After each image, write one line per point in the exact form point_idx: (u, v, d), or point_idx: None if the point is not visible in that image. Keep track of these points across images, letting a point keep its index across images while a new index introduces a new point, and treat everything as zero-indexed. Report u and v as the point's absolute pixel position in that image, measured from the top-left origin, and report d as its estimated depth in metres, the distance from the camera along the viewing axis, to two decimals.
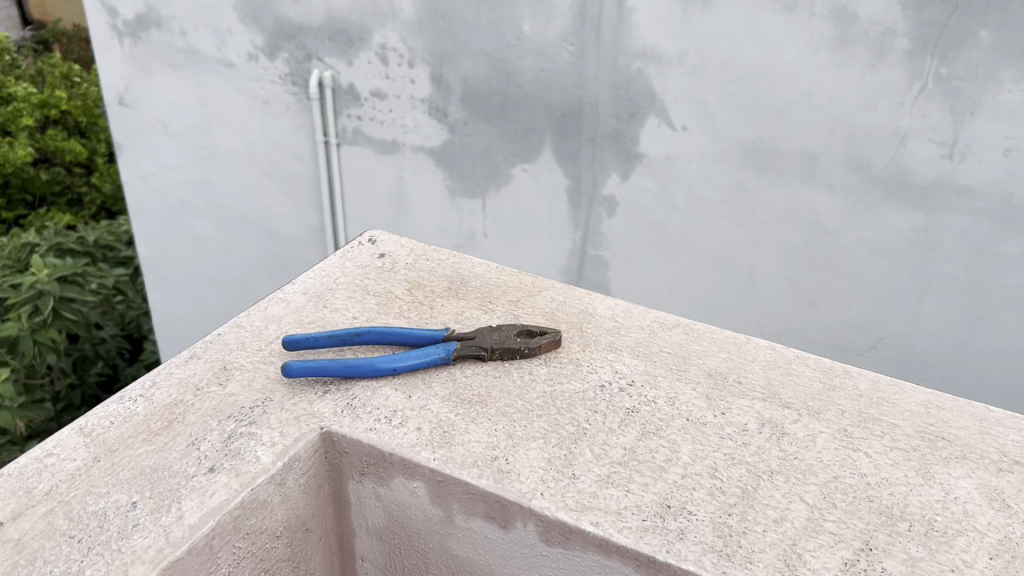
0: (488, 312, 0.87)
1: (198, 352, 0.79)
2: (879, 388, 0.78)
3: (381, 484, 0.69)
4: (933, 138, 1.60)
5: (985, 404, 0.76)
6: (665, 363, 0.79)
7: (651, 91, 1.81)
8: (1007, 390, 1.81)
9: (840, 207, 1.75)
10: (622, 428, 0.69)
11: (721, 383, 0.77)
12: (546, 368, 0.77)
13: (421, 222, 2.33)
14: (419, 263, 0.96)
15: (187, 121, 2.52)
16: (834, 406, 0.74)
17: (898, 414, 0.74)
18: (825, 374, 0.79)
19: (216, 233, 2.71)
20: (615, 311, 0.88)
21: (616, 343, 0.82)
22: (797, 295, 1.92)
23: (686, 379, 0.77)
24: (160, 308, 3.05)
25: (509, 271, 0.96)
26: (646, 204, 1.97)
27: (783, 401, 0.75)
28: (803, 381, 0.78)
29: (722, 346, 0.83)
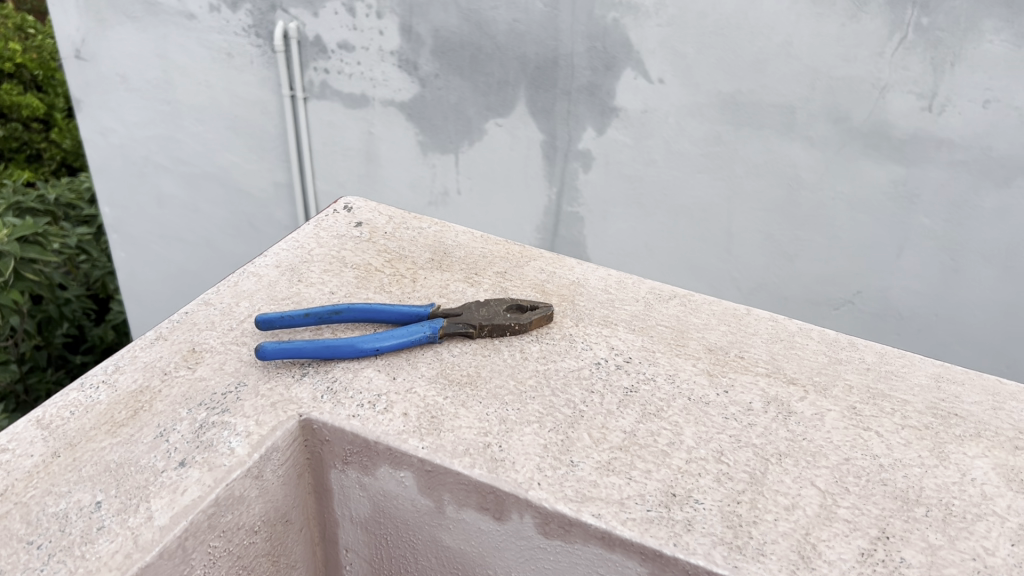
0: (476, 285, 0.84)
1: (169, 328, 0.76)
2: (886, 361, 0.77)
3: (365, 473, 0.66)
4: (913, 90, 1.58)
5: (996, 377, 0.75)
6: (663, 338, 0.78)
7: (627, 42, 1.77)
8: (985, 345, 1.82)
9: (819, 161, 1.73)
10: (621, 410, 0.67)
11: (722, 358, 0.75)
12: (538, 346, 0.75)
13: (393, 178, 2.29)
14: (399, 232, 0.93)
15: (147, 75, 2.43)
16: (842, 381, 0.73)
17: (908, 389, 0.73)
18: (830, 348, 0.78)
19: (180, 191, 2.63)
20: (607, 283, 0.86)
21: (611, 318, 0.80)
22: (774, 250, 1.91)
23: (686, 355, 0.75)
24: (124, 268, 2.98)
25: (493, 239, 0.94)
26: (623, 159, 1.94)
27: (788, 377, 0.73)
28: (807, 355, 0.76)
29: (721, 319, 0.81)
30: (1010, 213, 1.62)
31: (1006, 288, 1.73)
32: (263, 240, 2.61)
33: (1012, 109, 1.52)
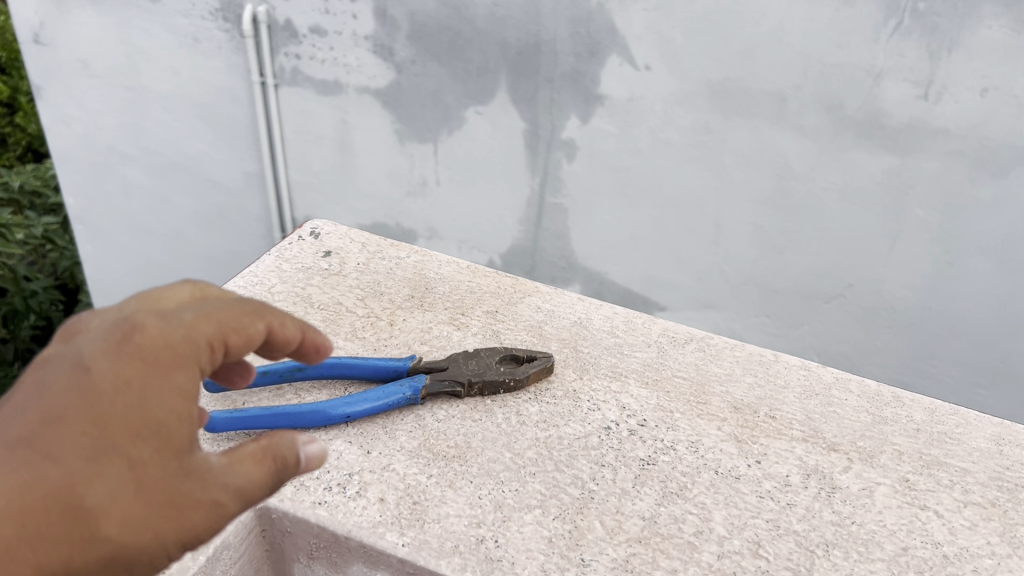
0: (464, 329, 1.00)
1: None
2: (938, 421, 0.92)
3: (330, 566, 0.78)
4: (909, 77, 1.53)
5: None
6: (683, 395, 0.93)
7: (612, 27, 1.70)
8: (979, 338, 1.78)
9: (810, 149, 1.68)
10: (639, 491, 0.79)
11: (754, 420, 0.89)
12: (537, 406, 0.88)
13: (369, 168, 2.23)
14: (376, 265, 1.10)
15: (110, 60, 2.33)
16: (888, 448, 0.87)
17: (963, 454, 0.88)
18: (872, 404, 0.94)
19: (148, 181, 2.54)
20: (615, 326, 1.03)
21: (621, 371, 0.95)
22: (763, 242, 1.86)
23: (709, 418, 0.89)
24: (92, 260, 2.87)
25: (472, 271, 1.12)
26: (607, 149, 1.89)
27: (832, 444, 0.87)
28: (848, 415, 0.92)
29: (746, 371, 0.97)
30: (1007, 204, 1.58)
31: (1002, 281, 1.69)
32: (235, 231, 2.53)
33: (1012, 98, 1.47)
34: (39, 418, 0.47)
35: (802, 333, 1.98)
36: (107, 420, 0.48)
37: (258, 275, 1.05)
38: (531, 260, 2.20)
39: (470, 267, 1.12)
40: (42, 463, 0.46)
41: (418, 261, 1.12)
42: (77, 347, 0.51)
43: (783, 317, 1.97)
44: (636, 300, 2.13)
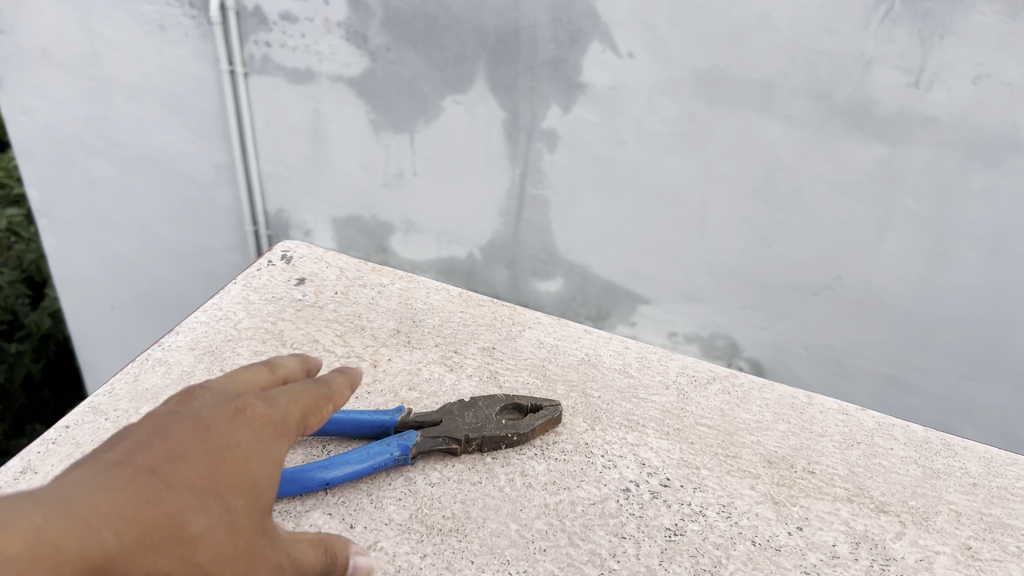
0: (454, 371, 1.34)
1: (96, 405, 1.18)
2: (964, 466, 1.28)
3: None
4: (900, 64, 1.52)
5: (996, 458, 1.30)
6: (713, 454, 1.23)
7: (594, 12, 1.67)
8: (968, 330, 1.81)
9: (799, 138, 1.68)
10: (675, 561, 1.05)
11: (787, 475, 1.21)
12: (544, 464, 1.18)
13: (343, 160, 2.17)
14: (360, 291, 1.54)
15: (71, 48, 2.25)
16: (910, 503, 1.18)
17: (957, 494, 1.21)
18: (912, 453, 1.29)
19: (113, 173, 2.46)
20: (628, 374, 1.39)
21: (631, 423, 1.28)
22: (751, 234, 1.88)
23: (742, 478, 1.19)
24: (58, 255, 2.79)
25: (446, 295, 1.55)
26: (590, 139, 1.87)
27: (874, 501, 1.18)
28: (884, 472, 1.24)
29: (778, 418, 1.33)
30: (997, 194, 1.60)
31: (993, 273, 1.71)
32: (206, 226, 2.46)
33: (1005, 86, 1.47)
34: (167, 455, 0.65)
35: (790, 326, 1.99)
36: (218, 474, 0.67)
37: (225, 309, 1.43)
38: (511, 253, 2.17)
39: (456, 297, 1.55)
40: (164, 488, 0.63)
41: (401, 290, 1.56)
42: (204, 406, 0.72)
43: (769, 310, 1.99)
44: (619, 292, 2.12)
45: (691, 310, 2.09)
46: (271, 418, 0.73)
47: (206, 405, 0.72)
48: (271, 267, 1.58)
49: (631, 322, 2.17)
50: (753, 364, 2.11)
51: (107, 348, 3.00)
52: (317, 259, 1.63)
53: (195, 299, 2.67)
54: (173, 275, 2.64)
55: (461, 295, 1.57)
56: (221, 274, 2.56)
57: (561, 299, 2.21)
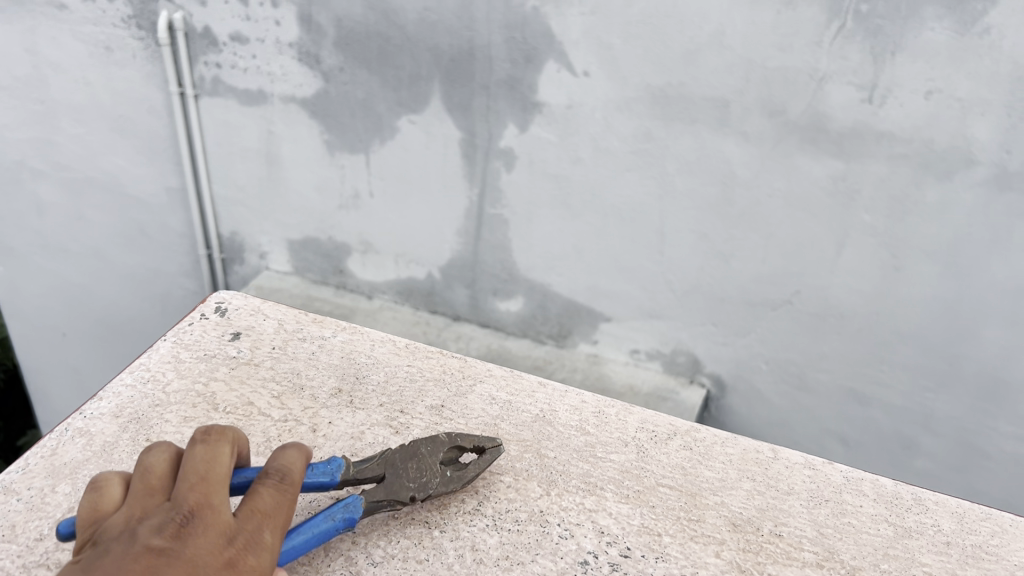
0: (401, 434, 1.12)
1: (7, 484, 1.01)
2: (957, 528, 1.06)
3: None
4: (853, 81, 1.59)
5: (1003, 515, 1.10)
6: (672, 515, 1.03)
7: (549, 32, 1.72)
8: (924, 341, 1.84)
9: (754, 156, 1.74)
10: None
11: (754, 539, 1.01)
12: (497, 536, 0.98)
13: (297, 182, 2.14)
14: (280, 336, 1.29)
15: (15, 72, 2.19)
16: (888, 556, 1.01)
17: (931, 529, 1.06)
18: (875, 493, 1.11)
19: (61, 198, 2.40)
20: (584, 421, 1.18)
21: (589, 482, 1.07)
22: (709, 249, 1.90)
23: (703, 542, 1.00)
24: (5, 282, 2.70)
25: (392, 343, 1.30)
26: (547, 157, 1.89)
27: (847, 563, 0.99)
28: (856, 525, 1.05)
29: (744, 472, 1.11)
30: (951, 207, 1.66)
31: (949, 285, 1.75)
32: (157, 250, 2.40)
33: (952, 99, 1.54)
34: None
35: (750, 341, 2.00)
36: None
37: (152, 369, 1.20)
38: (470, 272, 2.15)
39: (403, 347, 1.29)
40: None
41: (343, 343, 1.29)
42: (198, 554, 0.65)
43: (730, 324, 2.00)
44: (580, 311, 2.11)
45: (652, 327, 2.08)
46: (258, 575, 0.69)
47: (200, 549, 0.66)
48: (204, 321, 1.31)
49: (593, 341, 2.15)
50: (715, 380, 2.10)
51: (58, 378, 2.91)
52: (255, 310, 1.35)
53: (150, 324, 2.61)
54: (127, 301, 2.58)
55: (409, 345, 1.30)
56: (175, 298, 2.50)
57: (521, 319, 2.18)
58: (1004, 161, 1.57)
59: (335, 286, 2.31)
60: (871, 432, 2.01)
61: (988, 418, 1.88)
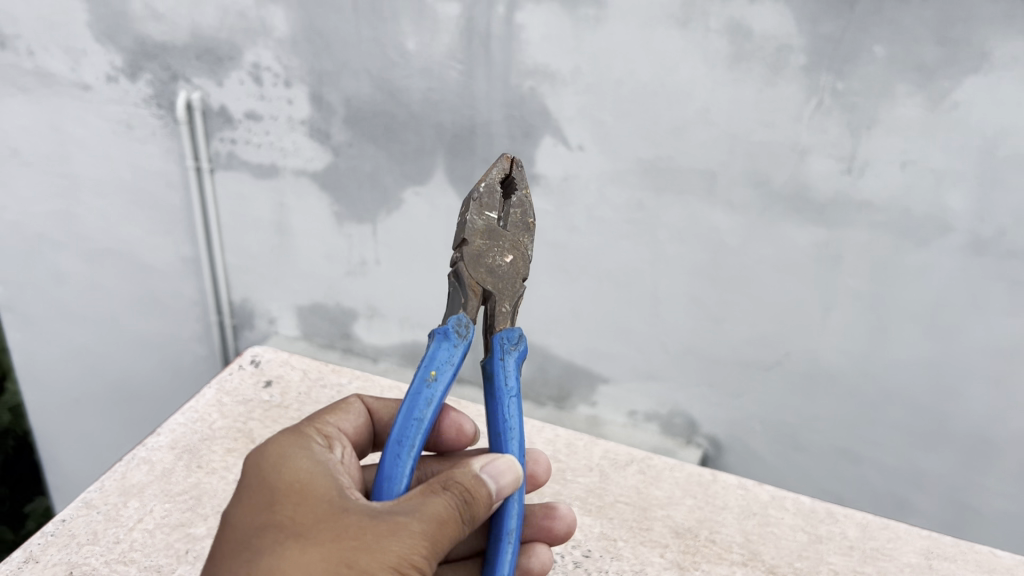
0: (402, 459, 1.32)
1: (87, 499, 1.21)
2: (863, 534, 1.20)
3: None
4: (833, 154, 1.70)
5: (902, 526, 1.22)
6: (625, 523, 1.19)
7: (546, 110, 1.83)
8: (914, 402, 1.90)
9: (741, 224, 1.83)
10: None
11: (692, 545, 1.16)
12: None
13: (308, 251, 2.24)
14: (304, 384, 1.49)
15: (40, 148, 2.29)
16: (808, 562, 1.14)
17: (839, 535, 1.19)
18: (800, 511, 1.23)
19: (80, 267, 2.49)
20: (556, 448, 1.34)
21: (562, 496, 1.24)
22: (702, 313, 1.98)
23: (652, 546, 1.15)
24: (22, 350, 2.77)
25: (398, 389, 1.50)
26: (545, 226, 1.99)
27: (767, 563, 1.14)
28: (780, 533, 1.19)
29: (687, 492, 1.26)
30: (931, 271, 1.75)
31: (932, 346, 1.83)
32: (172, 316, 2.49)
33: (926, 170, 1.65)
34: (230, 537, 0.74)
35: (743, 403, 2.07)
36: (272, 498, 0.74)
37: (200, 410, 1.41)
38: None
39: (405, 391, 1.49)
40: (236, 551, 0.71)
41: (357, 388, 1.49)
42: None
43: (725, 386, 2.07)
44: (579, 373, 2.18)
45: (648, 389, 2.15)
46: (283, 447, 0.81)
47: None
48: (241, 371, 1.52)
49: (592, 403, 2.22)
50: (711, 441, 2.16)
51: (70, 443, 2.96)
52: (284, 362, 1.56)
53: (161, 388, 2.68)
54: (140, 367, 2.65)
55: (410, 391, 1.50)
56: (187, 363, 2.58)
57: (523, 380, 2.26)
58: (978, 228, 1.67)
59: (341, 350, 2.38)
60: (864, 489, 2.07)
61: (977, 476, 1.94)
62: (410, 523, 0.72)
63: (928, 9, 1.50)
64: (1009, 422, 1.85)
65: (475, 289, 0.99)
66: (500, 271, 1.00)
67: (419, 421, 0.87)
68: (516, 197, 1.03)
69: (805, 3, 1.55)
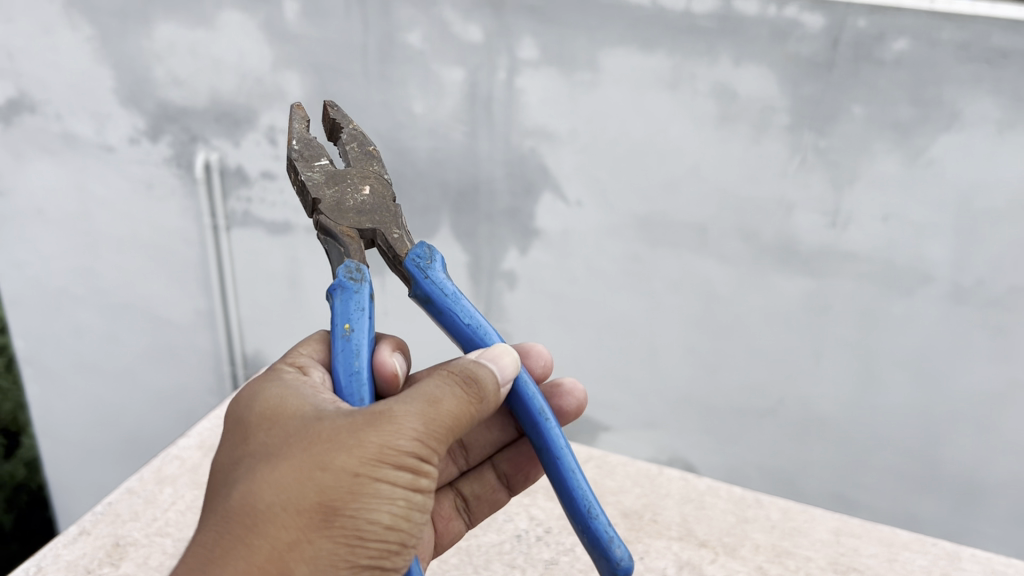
0: None
1: (129, 487, 1.32)
2: (788, 516, 1.30)
3: None
4: (817, 208, 1.78)
5: (820, 511, 1.31)
6: None
7: (546, 169, 1.93)
8: (904, 447, 1.97)
9: (733, 276, 1.91)
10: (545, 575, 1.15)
11: (637, 524, 1.28)
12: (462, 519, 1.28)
13: (317, 305, 2.32)
14: None
15: (65, 207, 2.40)
16: (739, 539, 1.24)
17: (764, 515, 1.30)
18: (734, 500, 1.33)
19: (99, 321, 2.58)
20: None
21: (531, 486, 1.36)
22: (697, 362, 2.05)
23: None
24: (39, 402, 2.85)
25: None
26: (546, 278, 2.07)
27: (700, 539, 1.24)
28: (716, 515, 1.29)
29: (636, 482, 1.37)
30: (915, 320, 1.82)
31: (919, 392, 1.90)
32: (187, 368, 2.57)
33: (906, 224, 1.73)
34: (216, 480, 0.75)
35: (740, 449, 2.13)
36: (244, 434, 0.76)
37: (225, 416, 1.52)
38: None
39: None
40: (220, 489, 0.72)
41: None
42: None
43: (721, 432, 2.13)
44: (580, 421, 2.25)
45: (648, 437, 2.21)
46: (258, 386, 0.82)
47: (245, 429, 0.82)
48: None
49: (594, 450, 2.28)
50: None
51: (85, 494, 3.02)
52: None
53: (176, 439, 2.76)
54: (156, 418, 2.73)
55: None
56: (200, 414, 2.66)
57: None
58: (958, 277, 1.75)
59: None
60: None
61: (966, 518, 2.02)
62: (390, 413, 0.72)
63: (901, 72, 1.60)
64: (995, 466, 1.92)
65: (351, 232, 0.97)
66: (368, 205, 0.99)
67: (354, 356, 0.87)
68: (343, 134, 1.06)
69: (787, 66, 1.65)
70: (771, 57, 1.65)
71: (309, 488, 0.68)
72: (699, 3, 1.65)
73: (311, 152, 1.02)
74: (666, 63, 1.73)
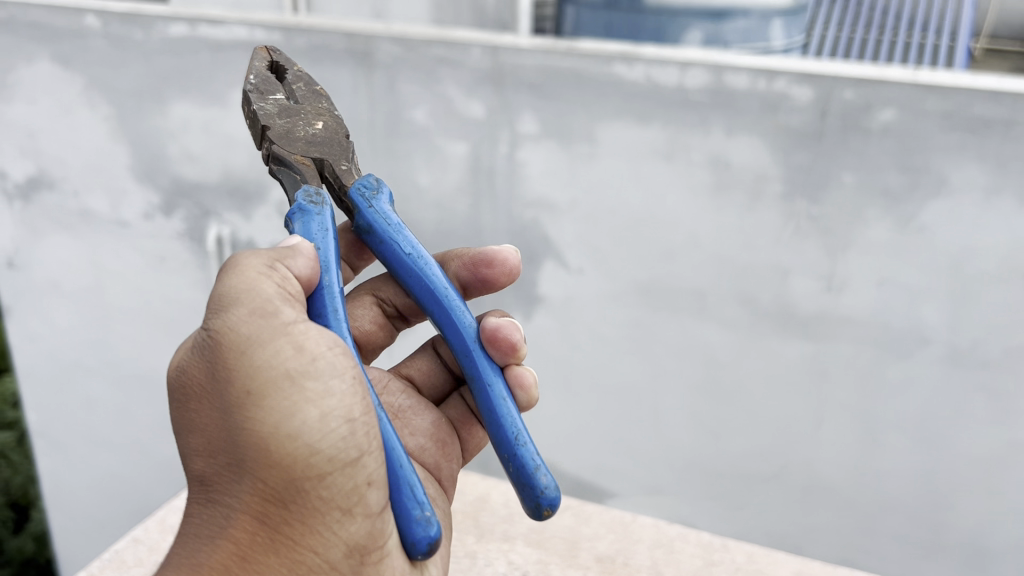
0: None
1: (137, 535, 1.35)
2: (753, 560, 1.33)
3: None
4: (812, 273, 1.83)
5: (790, 556, 1.34)
6: (558, 550, 1.34)
7: (547, 238, 1.99)
8: (907, 509, 1.97)
9: (733, 341, 1.94)
10: None
11: (609, 567, 1.31)
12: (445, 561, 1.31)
13: None
14: None
15: (80, 281, 2.46)
16: None
17: (733, 559, 1.33)
18: (705, 547, 1.36)
19: (109, 393, 2.62)
20: (510, 499, 1.47)
21: (513, 533, 1.39)
22: (701, 428, 2.07)
23: (579, 568, 1.31)
24: (49, 475, 2.86)
25: None
26: (548, 345, 2.10)
27: None
28: (684, 559, 1.33)
29: (613, 528, 1.40)
30: (915, 384, 1.84)
31: (922, 456, 1.91)
32: None
33: (901, 288, 1.76)
34: None
35: (747, 514, 2.13)
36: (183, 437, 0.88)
37: None
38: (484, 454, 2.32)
39: None
40: None
41: None
42: None
43: (727, 498, 2.13)
44: (586, 488, 2.25)
45: (654, 504, 2.21)
46: None
47: None
48: None
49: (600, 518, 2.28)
50: None
51: None
52: None
53: None
54: (164, 490, 2.74)
55: None
56: None
57: None
58: (954, 340, 1.77)
59: None
60: None
61: None
62: (226, 326, 0.81)
63: (889, 140, 1.65)
64: (1003, 529, 1.92)
65: (305, 161, 1.09)
66: (318, 137, 1.11)
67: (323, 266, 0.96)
68: (289, 76, 1.17)
69: (777, 137, 1.71)
70: (762, 128, 1.72)
71: (225, 442, 0.81)
72: (691, 78, 1.71)
73: (266, 89, 1.14)
74: (661, 135, 1.78)
